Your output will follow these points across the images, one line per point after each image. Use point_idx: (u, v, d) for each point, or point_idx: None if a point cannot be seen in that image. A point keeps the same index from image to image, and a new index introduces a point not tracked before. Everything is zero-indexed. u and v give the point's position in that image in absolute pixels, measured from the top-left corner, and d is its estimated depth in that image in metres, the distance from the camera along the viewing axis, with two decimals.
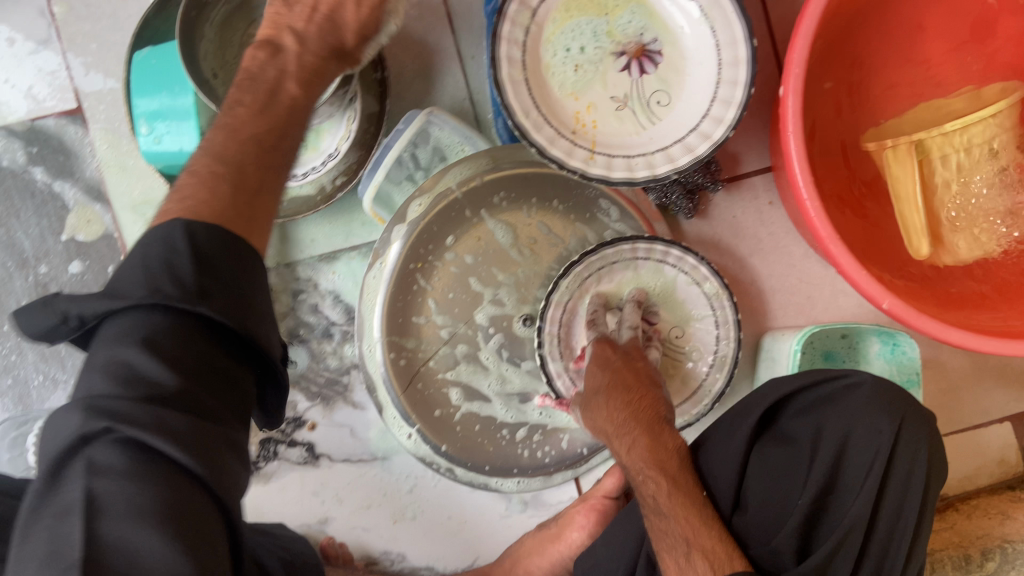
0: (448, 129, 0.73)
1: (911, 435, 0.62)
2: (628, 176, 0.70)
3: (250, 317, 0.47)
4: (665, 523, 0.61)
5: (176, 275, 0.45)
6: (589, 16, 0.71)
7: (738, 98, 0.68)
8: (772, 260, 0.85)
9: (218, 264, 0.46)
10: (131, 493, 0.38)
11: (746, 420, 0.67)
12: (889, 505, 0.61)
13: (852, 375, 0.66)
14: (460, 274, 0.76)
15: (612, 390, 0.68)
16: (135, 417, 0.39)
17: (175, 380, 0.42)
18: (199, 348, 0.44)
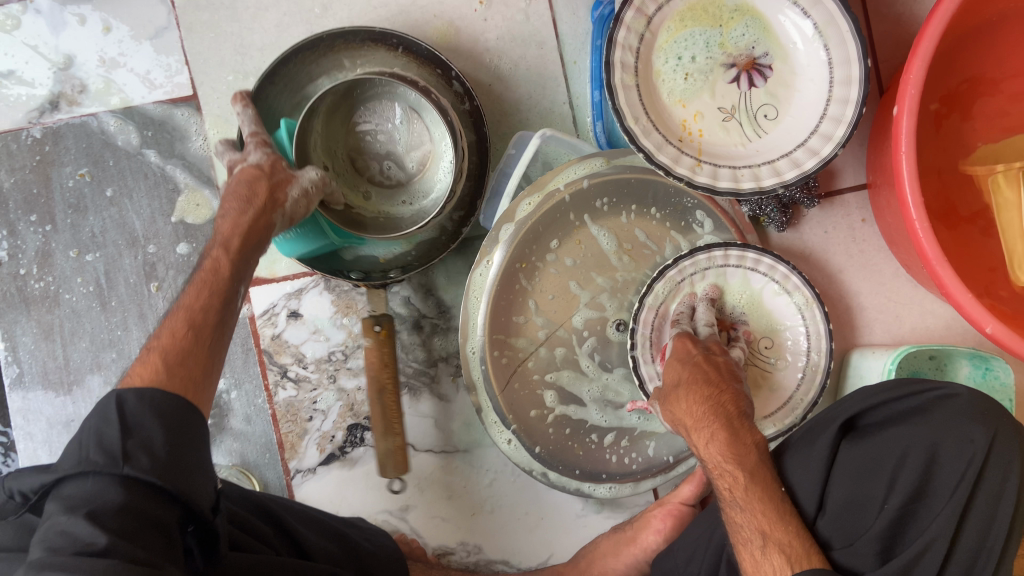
0: (556, 142, 0.78)
1: (1003, 444, 0.60)
2: (734, 187, 0.70)
3: (191, 474, 0.47)
4: (743, 517, 0.61)
5: (104, 444, 0.45)
6: (702, 29, 0.72)
7: (849, 116, 0.68)
8: (862, 277, 0.85)
9: (145, 425, 0.46)
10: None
11: (829, 427, 0.65)
12: (979, 514, 0.59)
13: (944, 387, 0.63)
14: (560, 276, 0.78)
15: (692, 382, 0.68)
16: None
17: (109, 529, 0.42)
18: (135, 504, 0.44)
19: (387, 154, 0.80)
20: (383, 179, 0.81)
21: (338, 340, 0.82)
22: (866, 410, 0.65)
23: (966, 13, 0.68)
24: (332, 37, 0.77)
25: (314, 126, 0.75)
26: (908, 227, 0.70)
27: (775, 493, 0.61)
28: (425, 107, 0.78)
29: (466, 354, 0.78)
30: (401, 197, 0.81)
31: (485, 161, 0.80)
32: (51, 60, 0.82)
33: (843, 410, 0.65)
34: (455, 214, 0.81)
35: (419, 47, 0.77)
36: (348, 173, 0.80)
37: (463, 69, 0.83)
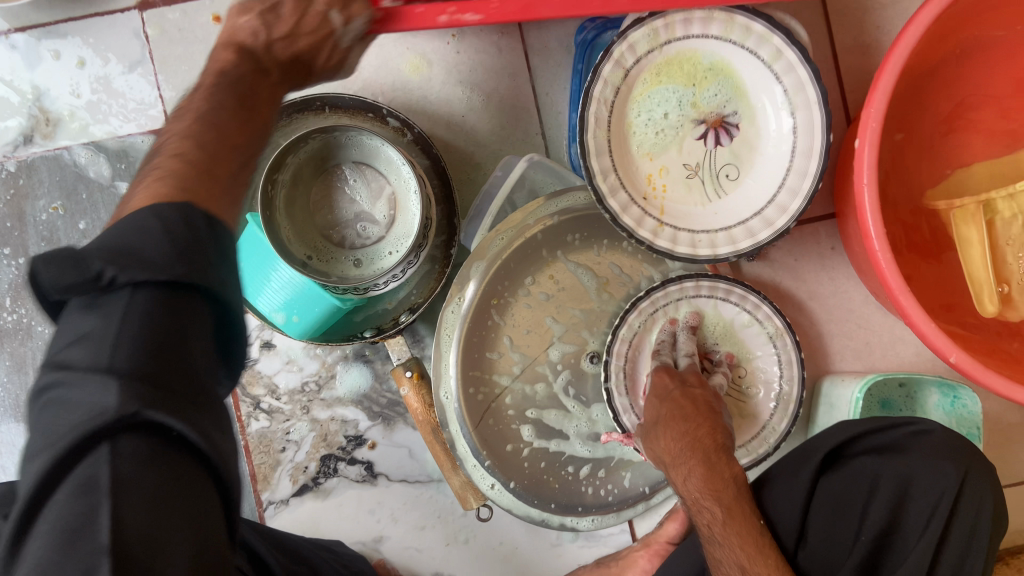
0: (542, 171, 0.78)
1: (976, 479, 0.61)
2: (691, 253, 0.72)
3: (221, 265, 0.41)
4: (722, 553, 0.61)
5: (202, 237, 0.40)
6: (675, 84, 0.72)
7: (805, 189, 0.69)
8: (831, 304, 0.86)
9: (228, 248, 0.42)
10: (152, 486, 0.34)
11: (812, 460, 0.65)
12: (954, 550, 0.59)
13: (919, 422, 0.64)
14: (534, 311, 0.78)
15: (669, 419, 0.66)
16: (166, 403, 0.35)
17: (193, 355, 0.38)
18: (206, 342, 0.39)
19: (357, 216, 0.80)
20: (365, 242, 0.80)
21: (311, 370, 0.82)
22: (849, 443, 0.65)
23: (921, 50, 0.70)
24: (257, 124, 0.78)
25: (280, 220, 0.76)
26: (872, 259, 0.70)
27: (754, 530, 0.61)
28: (373, 155, 0.78)
29: (440, 399, 0.76)
30: (387, 249, 0.79)
31: (448, 180, 0.80)
32: (24, 93, 0.83)
33: (826, 441, 0.65)
34: (439, 240, 0.81)
35: (344, 97, 0.78)
36: (332, 250, 0.79)
37: (437, 101, 0.84)
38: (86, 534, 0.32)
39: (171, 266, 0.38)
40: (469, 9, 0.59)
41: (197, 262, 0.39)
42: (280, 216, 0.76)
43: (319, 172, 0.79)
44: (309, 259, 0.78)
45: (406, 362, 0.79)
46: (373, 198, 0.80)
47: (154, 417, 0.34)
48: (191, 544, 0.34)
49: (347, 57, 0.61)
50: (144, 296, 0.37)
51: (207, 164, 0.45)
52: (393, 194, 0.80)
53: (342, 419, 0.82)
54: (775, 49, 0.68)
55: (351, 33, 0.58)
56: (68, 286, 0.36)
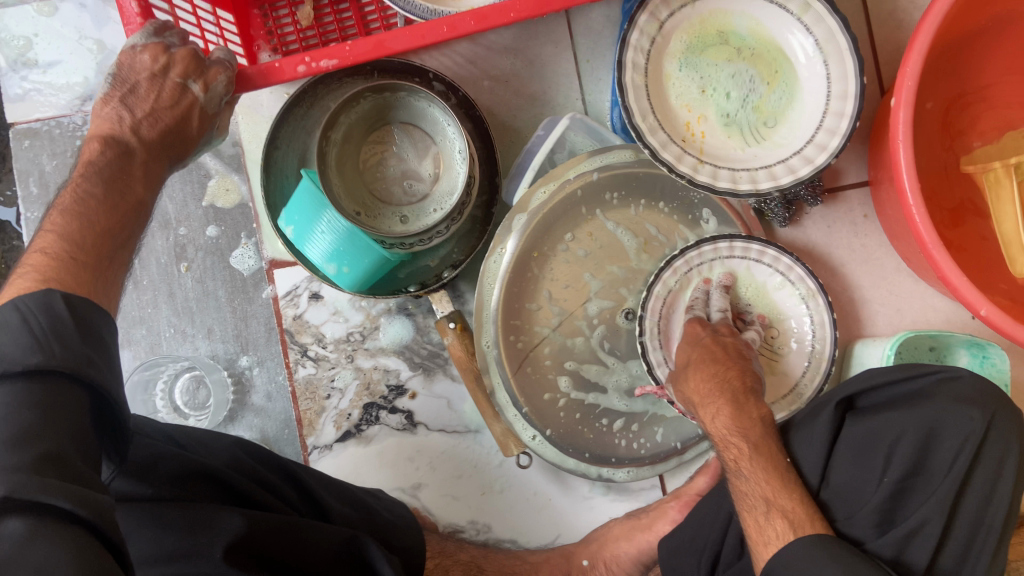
0: (584, 132, 0.82)
1: (1000, 427, 0.62)
2: (731, 187, 0.73)
3: (87, 352, 0.46)
4: (748, 486, 0.64)
5: (63, 337, 0.45)
6: (711, 38, 0.76)
7: (842, 128, 0.71)
8: (864, 270, 0.88)
9: (95, 335, 0.48)
10: (38, 562, 0.37)
11: (830, 405, 0.67)
12: (976, 492, 0.60)
13: (948, 369, 0.65)
14: (572, 266, 0.81)
15: (700, 362, 0.70)
16: (29, 484, 0.38)
17: (56, 441, 0.42)
18: (68, 423, 0.43)
19: (404, 174, 0.83)
20: (411, 199, 0.83)
21: (356, 321, 0.86)
22: (865, 392, 0.67)
23: (958, 15, 0.72)
24: (310, 86, 0.80)
25: (332, 177, 0.78)
26: (906, 216, 0.72)
27: (779, 464, 0.64)
28: (423, 115, 0.80)
29: (481, 347, 0.80)
30: (432, 206, 0.82)
31: (491, 142, 0.82)
32: (90, 50, 0.87)
33: (843, 389, 0.68)
34: (480, 200, 0.84)
35: (392, 62, 0.80)
36: (379, 207, 0.82)
37: (481, 67, 0.86)
38: None
39: (25, 359, 0.43)
40: (323, 56, 0.66)
41: (58, 356, 0.44)
42: (332, 173, 0.79)
43: (369, 132, 0.82)
44: (359, 214, 0.80)
45: (450, 315, 0.81)
46: (419, 157, 0.83)
47: (25, 498, 0.38)
48: None
49: (213, 122, 0.70)
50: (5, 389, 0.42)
51: (71, 253, 0.53)
52: (439, 152, 0.82)
53: (384, 368, 0.85)
54: (803, 1, 0.71)
55: (215, 97, 0.67)
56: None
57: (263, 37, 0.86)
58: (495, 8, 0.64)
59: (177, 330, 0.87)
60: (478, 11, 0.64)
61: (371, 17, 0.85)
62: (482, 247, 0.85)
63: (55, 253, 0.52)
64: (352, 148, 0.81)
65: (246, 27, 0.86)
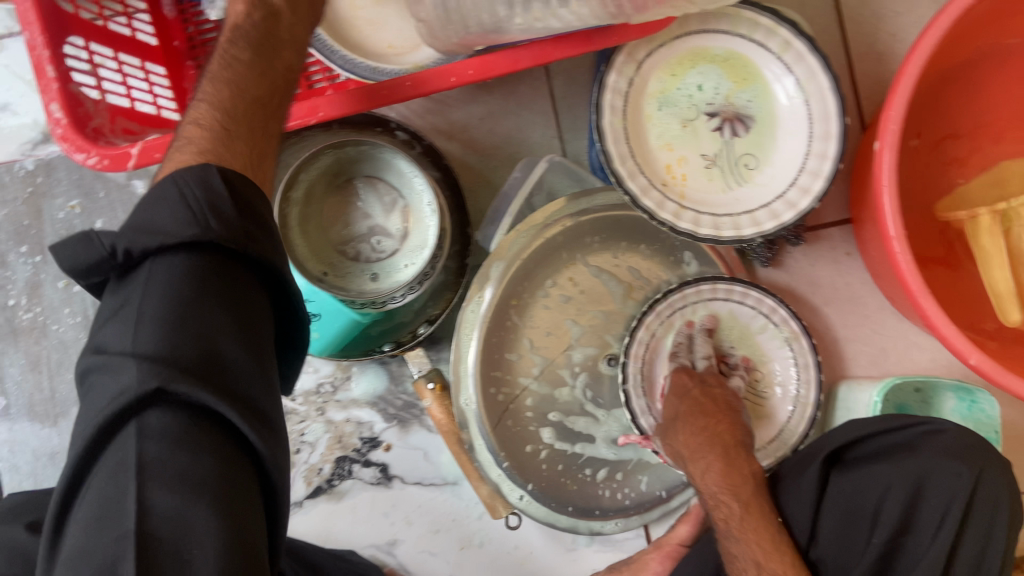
0: (562, 173, 0.79)
1: (989, 480, 0.59)
2: (714, 235, 0.71)
3: (262, 233, 0.46)
4: (737, 548, 0.60)
5: (220, 214, 0.44)
6: (690, 78, 0.74)
7: (825, 171, 0.70)
8: (847, 310, 0.86)
9: (257, 214, 0.46)
10: (182, 465, 0.38)
11: (816, 459, 0.64)
12: (968, 551, 0.58)
13: (932, 422, 0.62)
14: (552, 312, 0.79)
15: (688, 414, 0.67)
16: (191, 379, 0.39)
17: (221, 323, 0.42)
18: (243, 301, 0.44)
19: (371, 230, 0.78)
20: (379, 256, 0.78)
21: (326, 371, 0.82)
22: (855, 444, 0.63)
23: (939, 55, 0.71)
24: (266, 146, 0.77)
25: (294, 240, 0.74)
26: (891, 261, 0.71)
27: (771, 524, 0.61)
28: (383, 166, 0.77)
29: (459, 405, 0.76)
30: (402, 261, 0.77)
31: (459, 191, 0.80)
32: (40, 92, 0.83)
33: (831, 440, 0.64)
34: (454, 251, 0.81)
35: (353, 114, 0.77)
36: (346, 266, 0.77)
37: (455, 103, 0.83)
38: (111, 515, 0.37)
39: (190, 233, 0.43)
40: None
41: (215, 230, 0.43)
42: (296, 235, 0.75)
43: (330, 188, 0.78)
44: (324, 275, 0.76)
45: (427, 374, 0.79)
46: (385, 211, 0.79)
47: (179, 391, 0.39)
48: (225, 501, 0.38)
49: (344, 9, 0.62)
50: (181, 264, 0.43)
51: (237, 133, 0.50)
52: (406, 206, 0.78)
53: (357, 421, 0.82)
54: (784, 39, 0.70)
55: None
56: (90, 264, 0.43)
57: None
58: (436, 74, 0.64)
59: None
60: (417, 77, 0.64)
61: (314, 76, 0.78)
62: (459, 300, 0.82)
63: (213, 129, 0.50)
64: (316, 209, 0.77)
65: (179, 78, 0.81)
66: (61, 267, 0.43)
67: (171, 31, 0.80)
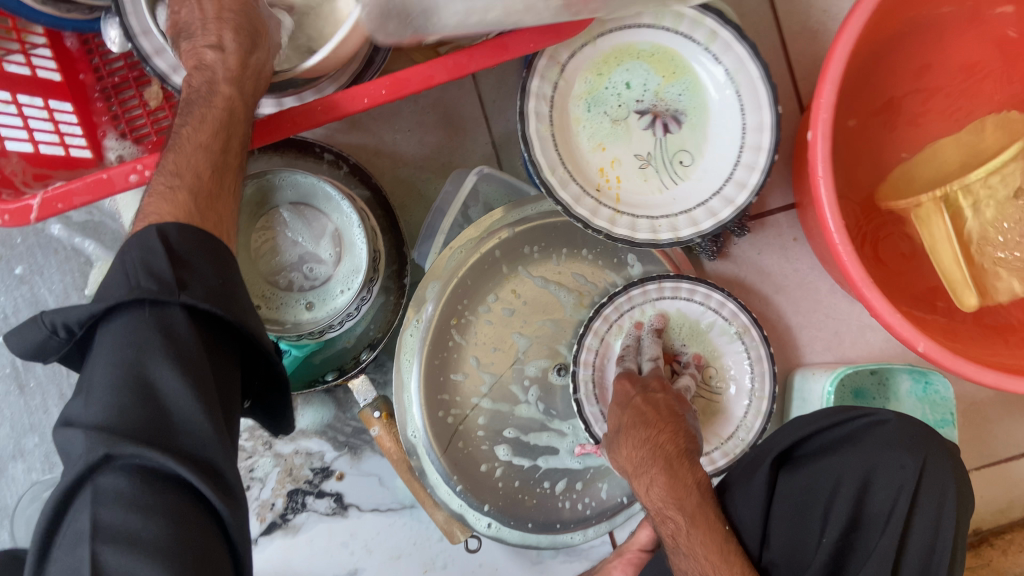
0: (495, 182, 0.76)
1: (935, 469, 0.59)
2: (652, 238, 0.69)
3: (212, 284, 0.48)
4: (687, 563, 0.60)
5: (153, 272, 0.46)
6: (617, 76, 0.71)
7: (761, 164, 0.68)
8: (797, 297, 0.85)
9: (195, 261, 0.48)
10: (134, 528, 0.40)
11: (764, 463, 0.63)
12: (918, 542, 0.57)
13: (874, 412, 0.62)
14: (496, 327, 0.76)
15: (630, 427, 0.65)
16: (136, 442, 0.41)
17: (167, 380, 0.44)
18: (197, 357, 0.45)
19: (302, 258, 0.75)
20: (313, 283, 0.75)
21: None
22: (804, 442, 0.63)
23: (868, 35, 0.69)
24: None
25: None
26: (832, 251, 0.69)
27: (719, 533, 0.60)
28: (310, 193, 0.74)
29: (407, 437, 0.74)
30: (337, 287, 0.74)
31: (391, 210, 0.78)
32: None
33: (776, 442, 0.63)
34: (391, 270, 0.78)
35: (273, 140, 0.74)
36: (277, 296, 0.75)
37: (379, 117, 0.80)
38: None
39: (139, 292, 0.45)
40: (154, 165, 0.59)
41: (146, 287, 0.45)
42: None
43: (256, 218, 0.75)
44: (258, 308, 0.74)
45: (373, 402, 0.75)
46: (315, 238, 0.75)
47: (124, 454, 0.41)
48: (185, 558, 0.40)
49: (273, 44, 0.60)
50: (130, 322, 0.45)
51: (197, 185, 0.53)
52: (337, 230, 0.75)
53: (306, 452, 0.80)
54: (710, 30, 0.67)
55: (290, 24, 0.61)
56: (39, 344, 0.47)
57: (109, 122, 0.76)
58: (346, 95, 0.59)
59: None
60: (327, 101, 0.59)
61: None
62: (400, 321, 0.80)
63: (162, 190, 0.52)
64: (245, 237, 0.75)
65: (87, 113, 0.75)
66: (25, 356, 0.48)
67: (77, 64, 0.75)
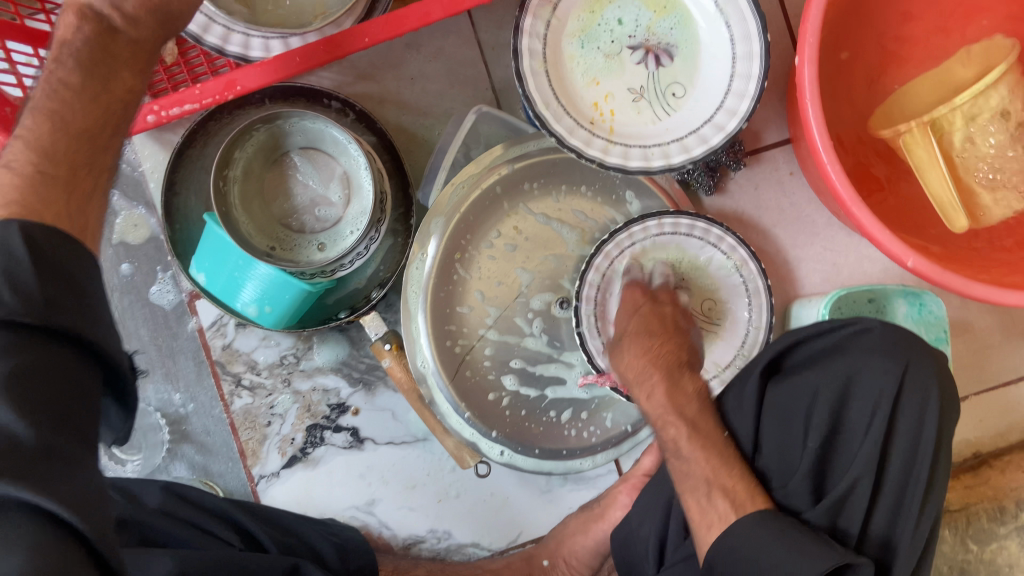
0: (494, 122, 0.79)
1: (917, 374, 0.61)
2: (644, 165, 0.72)
3: (75, 294, 0.41)
4: (687, 466, 0.64)
5: (16, 282, 0.39)
6: (609, 13, 0.73)
7: (750, 92, 0.70)
8: (795, 230, 0.87)
9: (66, 267, 0.41)
10: None
11: (755, 370, 0.66)
12: (901, 443, 0.60)
13: (859, 321, 0.64)
14: (499, 262, 0.80)
15: (637, 336, 0.72)
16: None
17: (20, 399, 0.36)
18: (38, 379, 0.37)
19: (312, 202, 0.79)
20: (325, 225, 0.79)
21: (287, 344, 0.83)
22: (793, 350, 0.65)
23: None
24: (199, 125, 0.77)
25: (239, 216, 0.76)
26: (823, 174, 0.71)
27: (717, 441, 0.65)
28: (319, 137, 0.77)
29: (418, 368, 0.77)
30: (348, 229, 0.78)
31: (397, 154, 0.81)
32: None
33: (765, 354, 0.66)
34: (398, 212, 0.82)
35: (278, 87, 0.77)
36: (290, 238, 0.78)
37: (383, 66, 0.83)
38: None
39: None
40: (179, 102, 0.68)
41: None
42: (239, 211, 0.76)
43: (267, 163, 0.78)
44: (273, 250, 0.77)
45: (385, 335, 0.79)
46: (325, 182, 0.79)
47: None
48: None
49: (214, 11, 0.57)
50: None
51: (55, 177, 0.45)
52: (346, 174, 0.79)
53: (323, 388, 0.83)
54: None
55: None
56: None
57: None
58: (349, 35, 0.65)
59: None
60: (330, 40, 0.65)
61: (197, 64, 0.74)
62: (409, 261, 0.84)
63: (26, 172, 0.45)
64: (258, 180, 0.78)
65: None
66: None
67: None
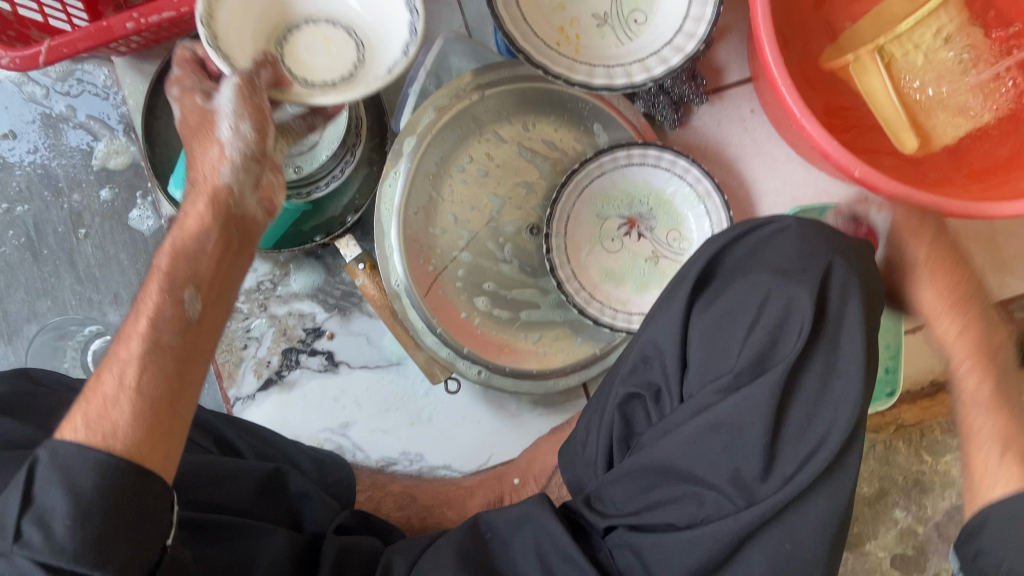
0: (465, 57, 0.83)
1: (840, 271, 0.62)
2: (607, 83, 0.75)
3: None
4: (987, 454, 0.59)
5: None
6: None
7: (707, 15, 0.74)
8: (757, 164, 0.90)
9: None
10: None
11: (684, 285, 0.65)
12: (827, 337, 0.60)
13: (778, 222, 0.65)
14: (469, 186, 0.82)
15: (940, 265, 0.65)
16: None
17: None
18: None
19: None
20: (300, 148, 0.78)
21: (264, 270, 0.85)
22: (724, 256, 0.66)
23: None
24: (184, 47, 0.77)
25: None
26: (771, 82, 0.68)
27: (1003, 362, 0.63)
28: None
29: (391, 287, 0.79)
30: (323, 151, 0.77)
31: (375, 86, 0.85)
32: None
33: (698, 262, 0.66)
34: (374, 142, 0.85)
35: None
36: None
37: None
38: None
39: None
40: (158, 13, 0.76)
41: None
42: None
43: None
44: None
45: (358, 257, 0.82)
46: None
47: None
48: None
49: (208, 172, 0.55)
50: None
51: None
52: None
53: (299, 313, 0.85)
54: None
55: None
56: None
57: (112, 9, 0.81)
58: None
59: (83, 296, 0.88)
60: None
61: None
62: None
63: None
64: None
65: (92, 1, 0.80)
66: None
67: None
